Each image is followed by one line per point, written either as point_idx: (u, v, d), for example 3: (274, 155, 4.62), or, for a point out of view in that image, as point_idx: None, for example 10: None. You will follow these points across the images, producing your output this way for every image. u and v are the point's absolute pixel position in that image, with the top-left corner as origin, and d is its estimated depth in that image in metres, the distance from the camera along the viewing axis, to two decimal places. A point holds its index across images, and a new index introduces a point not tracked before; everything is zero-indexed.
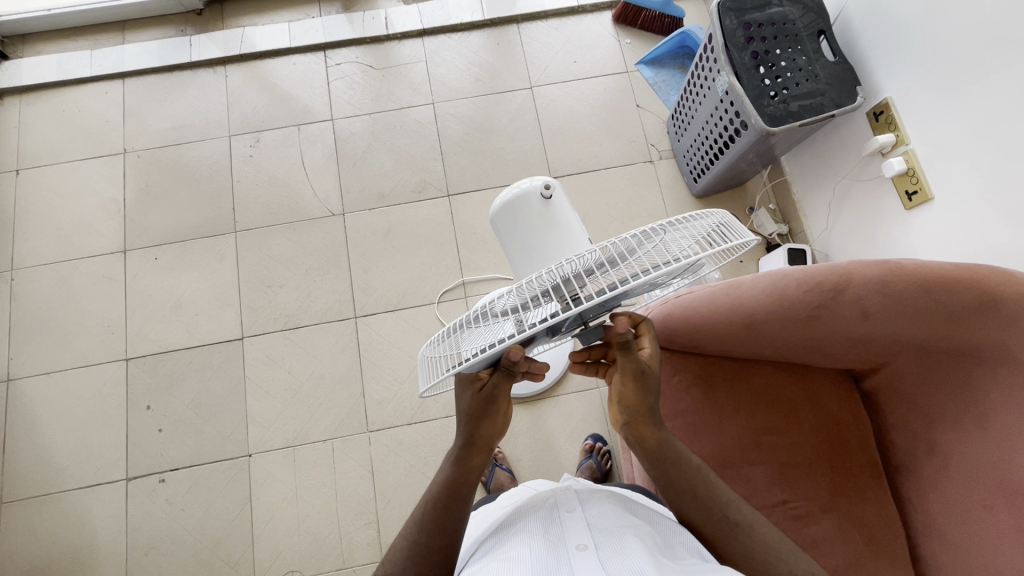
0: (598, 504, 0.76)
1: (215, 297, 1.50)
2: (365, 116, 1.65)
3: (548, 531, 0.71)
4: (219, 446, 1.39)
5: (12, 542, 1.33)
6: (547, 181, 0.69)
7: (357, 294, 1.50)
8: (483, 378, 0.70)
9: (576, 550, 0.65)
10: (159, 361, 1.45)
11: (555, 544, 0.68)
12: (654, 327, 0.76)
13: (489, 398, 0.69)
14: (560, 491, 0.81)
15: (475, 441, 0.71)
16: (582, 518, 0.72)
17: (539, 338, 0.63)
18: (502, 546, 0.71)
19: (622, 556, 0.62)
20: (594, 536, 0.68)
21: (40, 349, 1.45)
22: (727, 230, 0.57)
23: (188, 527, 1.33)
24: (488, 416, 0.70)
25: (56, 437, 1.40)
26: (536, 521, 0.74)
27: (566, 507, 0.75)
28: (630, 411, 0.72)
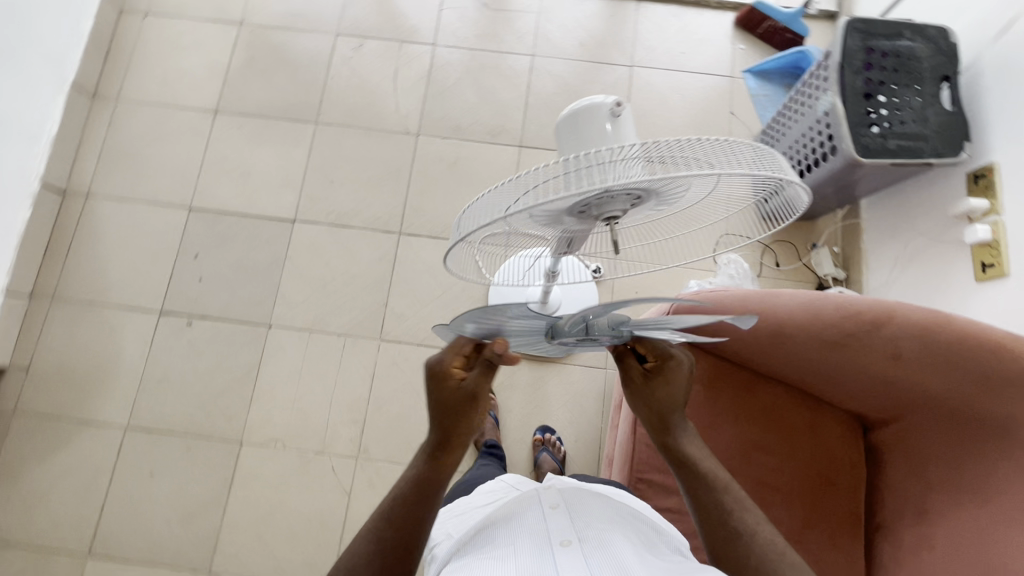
0: (580, 501, 0.79)
1: (282, 176, 1.58)
2: (466, 50, 1.68)
3: (529, 527, 0.73)
4: (246, 310, 1.48)
5: (51, 335, 1.47)
6: (619, 99, 0.67)
7: (407, 212, 1.55)
8: (459, 374, 0.65)
9: (557, 549, 0.68)
10: (216, 219, 1.55)
11: (538, 541, 0.70)
12: (670, 353, 0.69)
13: (465, 395, 0.64)
14: (539, 490, 0.83)
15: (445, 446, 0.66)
16: (566, 513, 0.75)
17: (546, 328, 0.64)
18: (483, 543, 0.72)
19: (603, 554, 0.66)
20: (577, 530, 0.72)
21: (121, 176, 1.58)
22: (776, 161, 0.59)
23: (199, 371, 1.44)
24: (461, 416, 0.65)
25: (112, 257, 1.52)
26: (519, 516, 0.76)
27: (547, 506, 0.77)
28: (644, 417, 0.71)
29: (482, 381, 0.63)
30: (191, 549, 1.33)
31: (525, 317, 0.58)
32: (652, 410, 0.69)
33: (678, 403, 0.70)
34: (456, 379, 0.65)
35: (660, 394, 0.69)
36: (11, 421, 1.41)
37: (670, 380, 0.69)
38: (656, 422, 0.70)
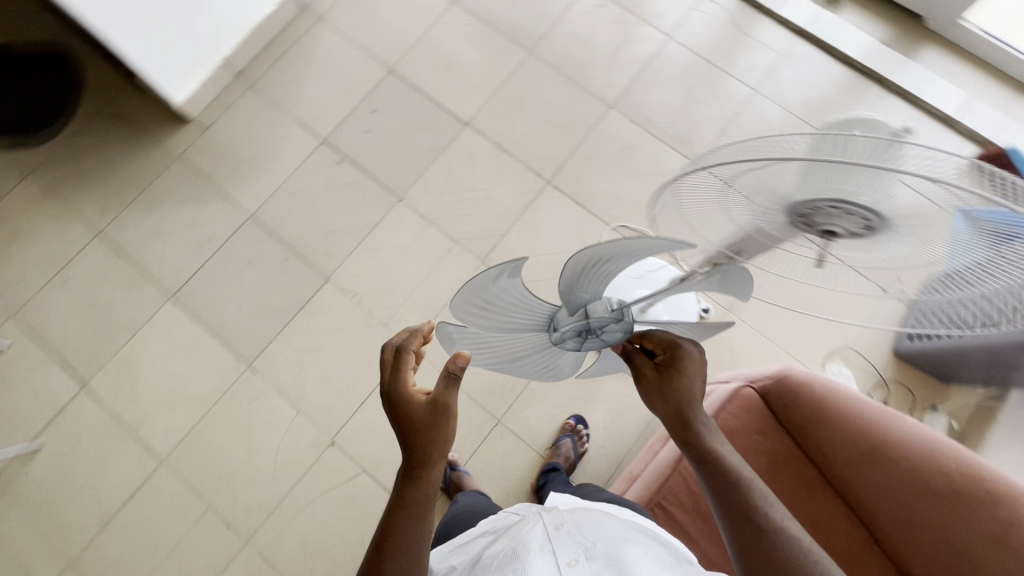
0: (582, 523, 0.83)
1: (476, 82, 1.66)
2: (695, 54, 1.67)
3: (536, 546, 0.77)
4: (389, 176, 1.59)
5: (235, 113, 1.65)
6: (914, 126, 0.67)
7: (564, 168, 1.58)
8: (423, 399, 0.65)
9: (567, 566, 0.74)
10: (406, 89, 1.66)
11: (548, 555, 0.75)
12: (671, 342, 0.68)
13: (433, 411, 0.64)
14: (540, 513, 0.87)
15: (416, 474, 0.63)
16: (568, 535, 0.80)
17: (547, 319, 0.66)
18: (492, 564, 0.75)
19: (612, 567, 0.72)
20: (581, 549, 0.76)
21: (352, 15, 1.73)
22: None
23: (327, 204, 1.57)
24: (432, 435, 0.63)
25: (310, 77, 1.67)
26: (525, 534, 0.80)
27: (550, 527, 0.82)
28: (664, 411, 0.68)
29: (444, 396, 0.64)
30: (247, 340, 1.48)
31: (523, 301, 0.60)
32: (669, 411, 0.67)
33: (694, 399, 0.67)
34: (422, 404, 0.65)
35: (679, 387, 0.67)
36: (174, 164, 1.61)
37: (680, 373, 0.67)
38: (675, 422, 0.67)
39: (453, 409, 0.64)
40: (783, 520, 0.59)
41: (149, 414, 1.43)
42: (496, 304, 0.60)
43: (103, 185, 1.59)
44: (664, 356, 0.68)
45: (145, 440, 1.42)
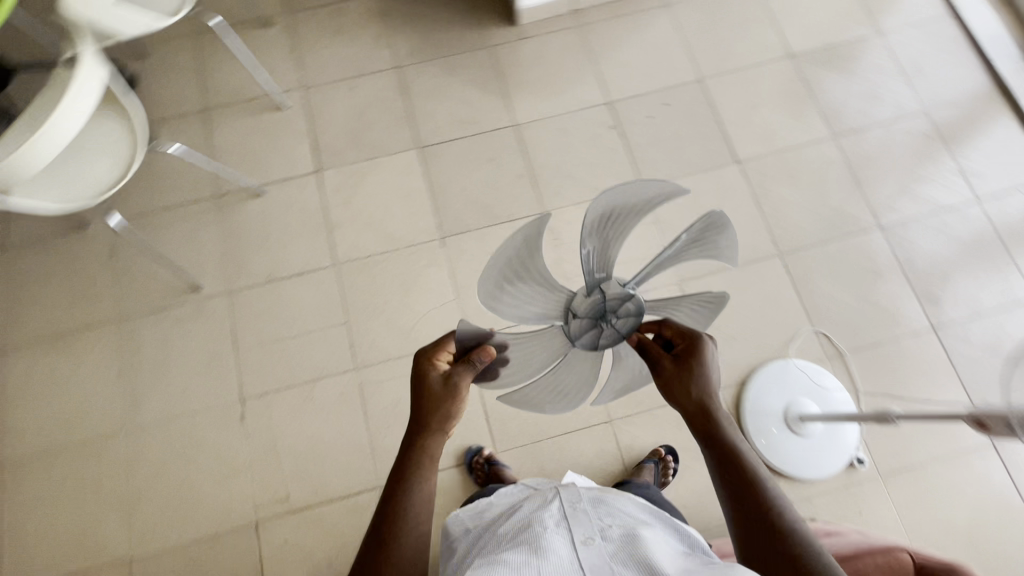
0: (601, 504, 0.79)
1: (767, 132, 1.66)
2: (992, 229, 1.55)
3: (552, 523, 0.73)
4: (644, 162, 1.63)
5: (552, 39, 1.77)
6: None
7: (801, 251, 1.54)
8: (443, 378, 0.78)
9: (582, 546, 0.69)
10: (702, 102, 1.69)
11: (564, 535, 0.71)
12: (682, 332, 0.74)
13: (449, 386, 0.77)
14: (558, 488, 0.82)
15: (420, 446, 0.79)
16: (582, 512, 0.75)
17: (565, 305, 0.70)
18: (506, 538, 0.73)
19: (627, 548, 0.67)
20: (594, 527, 0.72)
21: (694, 16, 1.79)
22: None
23: (580, 153, 1.65)
24: (447, 406, 0.78)
25: (629, 46, 1.76)
26: (538, 510, 0.77)
27: (568, 505, 0.77)
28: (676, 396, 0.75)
29: (461, 374, 0.76)
30: (453, 217, 1.59)
31: (547, 274, 0.66)
32: (695, 402, 0.74)
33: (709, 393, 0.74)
34: (441, 383, 0.78)
35: (697, 381, 0.73)
36: (483, 48, 1.76)
37: (700, 365, 0.73)
38: (698, 412, 0.74)
39: (461, 391, 0.77)
40: (791, 513, 0.68)
41: (349, 222, 1.59)
42: (527, 274, 0.65)
43: (423, 32, 1.78)
44: (682, 348, 0.74)
45: (332, 238, 1.58)
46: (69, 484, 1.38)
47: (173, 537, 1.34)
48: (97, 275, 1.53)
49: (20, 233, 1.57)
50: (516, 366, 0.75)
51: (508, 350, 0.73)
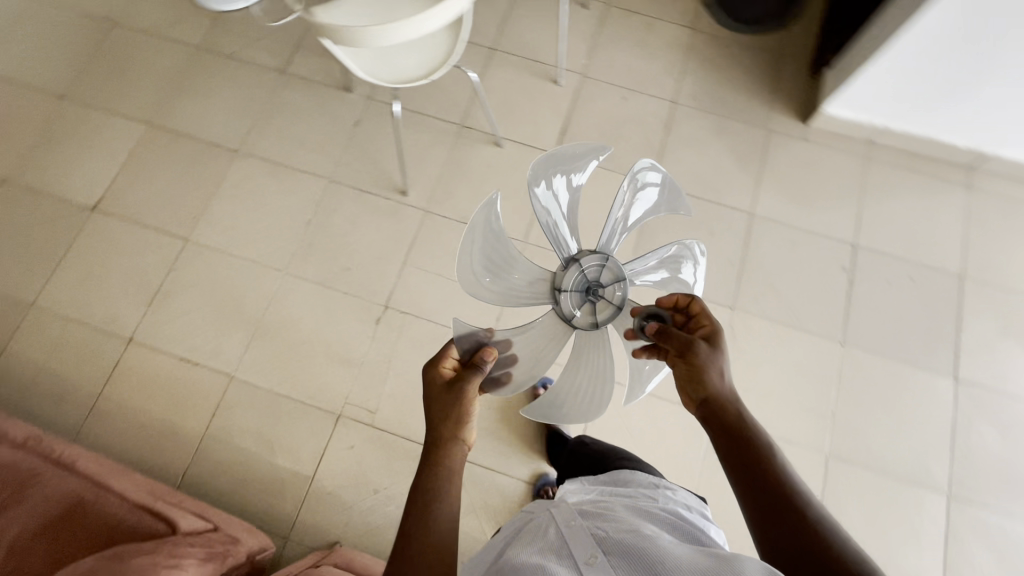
0: (596, 518, 0.75)
1: (1004, 369, 1.47)
2: None
3: (550, 547, 0.69)
4: (857, 323, 1.51)
5: (831, 157, 1.67)
6: None
7: (973, 508, 1.36)
8: (444, 378, 0.77)
9: (586, 564, 0.66)
10: (950, 300, 1.53)
11: (563, 557, 0.67)
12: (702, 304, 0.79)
13: (452, 387, 0.75)
14: (552, 506, 0.79)
15: (436, 459, 0.70)
16: (579, 529, 0.72)
17: (552, 281, 0.83)
18: (512, 568, 0.66)
19: (635, 555, 0.65)
20: (593, 542, 0.69)
21: (990, 214, 1.61)
22: None
23: (798, 277, 1.55)
24: (454, 410, 0.73)
25: (905, 204, 1.62)
26: (538, 535, 0.72)
27: (563, 523, 0.73)
28: (692, 373, 0.75)
29: (466, 373, 0.75)
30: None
31: (519, 264, 0.81)
32: (715, 392, 0.73)
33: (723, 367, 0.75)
34: (443, 386, 0.76)
35: (711, 358, 0.74)
36: (763, 128, 1.70)
37: (716, 350, 0.76)
38: (719, 395, 0.73)
39: (467, 392, 0.74)
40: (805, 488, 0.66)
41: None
42: (499, 244, 0.79)
43: (715, 84, 1.75)
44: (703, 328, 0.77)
45: (534, 218, 1.61)
46: (221, 288, 1.50)
47: (270, 384, 1.42)
48: (336, 136, 1.66)
49: (300, 69, 1.74)
50: (525, 361, 0.81)
51: (512, 348, 0.80)
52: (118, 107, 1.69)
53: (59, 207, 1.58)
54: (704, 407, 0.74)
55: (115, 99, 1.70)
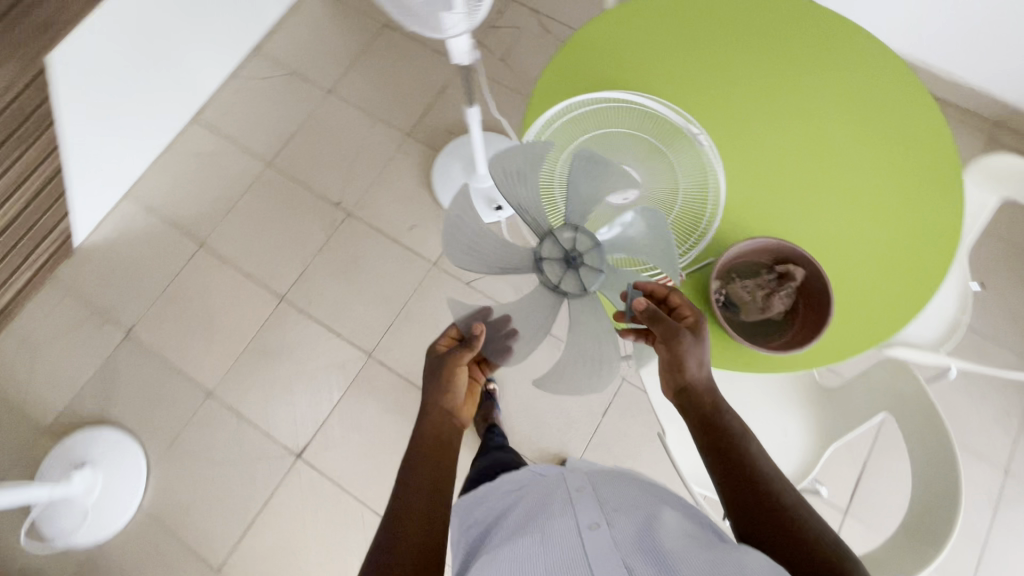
0: (607, 483, 0.73)
1: None
2: None
3: (557, 509, 0.68)
4: None
5: None
6: None
7: None
8: (442, 345, 0.79)
9: (589, 532, 0.63)
10: None
11: (568, 522, 0.65)
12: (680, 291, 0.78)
13: (444, 357, 0.76)
14: (564, 472, 0.77)
15: (427, 432, 0.74)
16: (589, 494, 0.69)
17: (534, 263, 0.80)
18: (516, 530, 0.67)
19: (644, 538, 0.60)
20: (602, 513, 0.66)
21: None
22: None
23: None
24: (448, 378, 0.76)
25: None
26: (545, 496, 0.72)
27: (573, 488, 0.71)
28: (668, 360, 0.77)
29: (462, 348, 0.75)
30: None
31: (499, 243, 0.78)
32: (694, 381, 0.76)
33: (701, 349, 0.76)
34: (438, 351, 0.78)
35: (686, 337, 0.75)
36: None
37: (699, 340, 0.76)
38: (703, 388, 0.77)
39: (459, 366, 0.76)
40: (787, 487, 0.69)
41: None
42: (482, 239, 0.77)
43: None
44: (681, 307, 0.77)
45: None
46: None
47: None
48: None
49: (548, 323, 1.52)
50: (527, 334, 0.78)
51: (511, 322, 0.77)
52: (341, 327, 1.50)
53: (262, 444, 1.40)
54: (682, 396, 0.78)
55: (339, 316, 1.52)
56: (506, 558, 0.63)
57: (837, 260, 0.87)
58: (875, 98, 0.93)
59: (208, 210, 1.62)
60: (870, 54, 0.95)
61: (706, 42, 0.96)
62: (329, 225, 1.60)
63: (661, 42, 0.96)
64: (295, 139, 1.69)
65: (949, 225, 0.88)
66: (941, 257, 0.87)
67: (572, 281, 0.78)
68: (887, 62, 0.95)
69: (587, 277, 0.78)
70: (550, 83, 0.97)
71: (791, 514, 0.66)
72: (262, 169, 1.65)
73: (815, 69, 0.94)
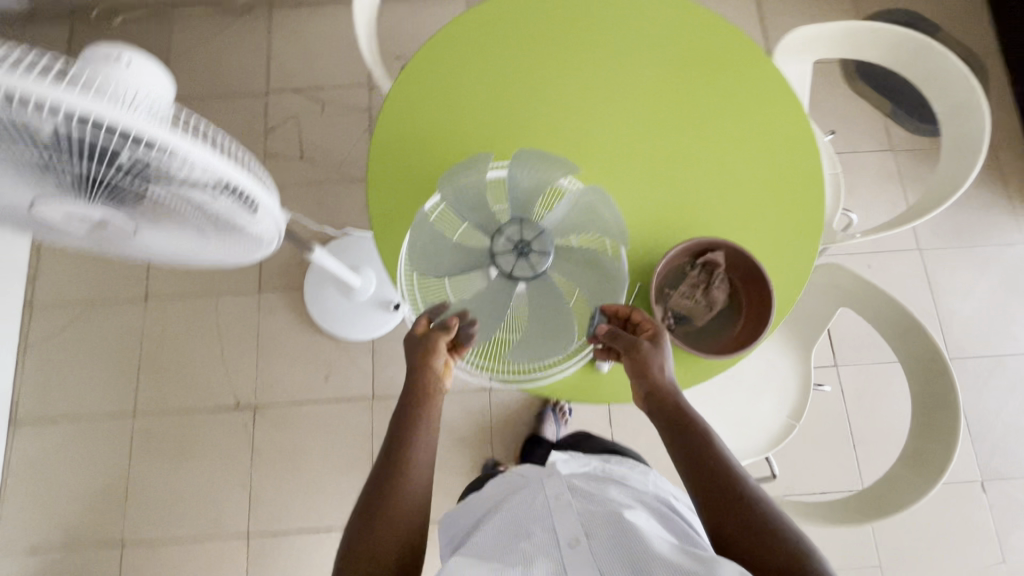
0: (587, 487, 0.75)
1: None
2: None
3: (535, 522, 0.69)
4: None
5: None
6: None
7: None
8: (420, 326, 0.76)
9: (567, 549, 0.65)
10: None
11: (549, 535, 0.67)
12: (639, 311, 0.76)
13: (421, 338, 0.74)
14: (543, 477, 0.78)
15: (412, 414, 0.74)
16: (569, 502, 0.71)
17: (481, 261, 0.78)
18: (489, 544, 0.68)
19: (617, 548, 0.63)
20: (582, 524, 0.67)
21: None
22: None
23: None
24: (425, 355, 0.73)
25: None
26: (523, 501, 0.74)
27: (551, 496, 0.72)
28: (632, 370, 0.74)
29: (436, 327, 0.74)
30: (995, 457, 1.43)
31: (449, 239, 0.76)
32: (659, 389, 0.72)
33: (665, 357, 0.74)
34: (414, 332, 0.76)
35: (646, 344, 0.73)
36: (1005, 244, 1.57)
37: (661, 350, 0.74)
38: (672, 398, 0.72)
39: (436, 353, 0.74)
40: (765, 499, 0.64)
41: (870, 450, 1.36)
42: (428, 235, 0.74)
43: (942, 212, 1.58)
44: (639, 318, 0.76)
45: (856, 456, 1.35)
46: None
47: None
48: None
49: None
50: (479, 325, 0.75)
51: (469, 315, 0.74)
52: (329, 516, 1.35)
53: None
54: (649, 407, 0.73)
55: (319, 507, 1.36)
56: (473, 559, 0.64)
57: (732, 217, 0.88)
58: (686, 52, 0.94)
59: (104, 501, 1.35)
60: (663, 14, 0.96)
61: (508, 66, 0.93)
62: (245, 431, 1.40)
63: (466, 85, 0.92)
64: (145, 368, 1.43)
65: (803, 136, 0.91)
66: (813, 167, 0.90)
67: (524, 267, 0.76)
68: (680, 17, 0.96)
69: (535, 271, 0.76)
70: (379, 164, 0.90)
71: (771, 526, 0.61)
72: (131, 422, 1.39)
73: (619, 44, 0.94)
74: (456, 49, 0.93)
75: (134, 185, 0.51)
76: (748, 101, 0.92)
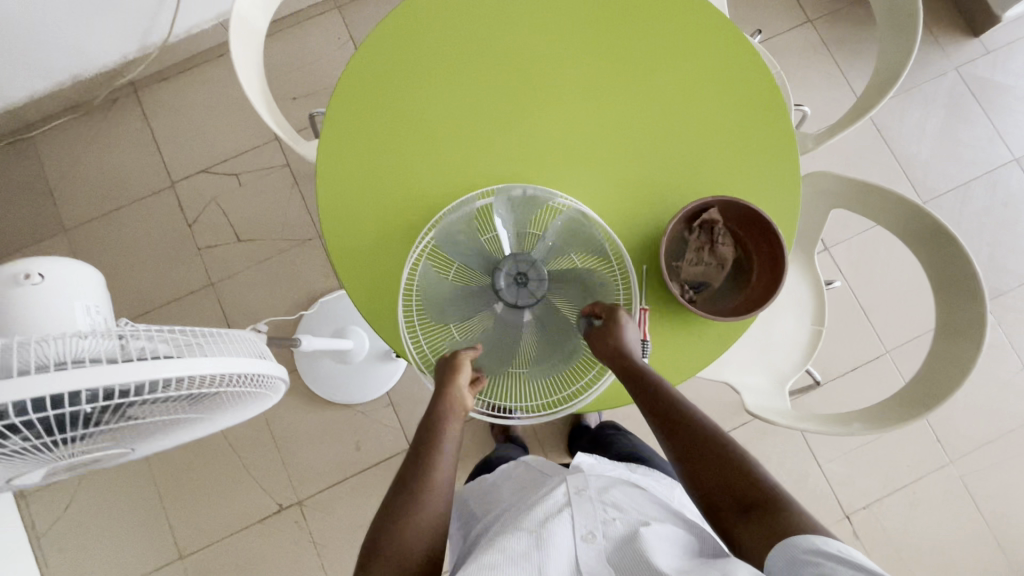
0: (609, 488, 0.78)
1: None
2: None
3: (552, 512, 0.72)
4: None
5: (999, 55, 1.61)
6: None
7: None
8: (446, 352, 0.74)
9: (581, 542, 0.68)
10: None
11: (566, 525, 0.70)
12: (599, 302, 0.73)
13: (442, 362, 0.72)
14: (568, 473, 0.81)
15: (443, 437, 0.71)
16: (591, 499, 0.74)
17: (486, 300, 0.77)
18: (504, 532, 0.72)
19: (627, 550, 0.66)
20: (600, 524, 0.71)
21: None
22: None
23: None
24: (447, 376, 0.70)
25: None
26: (547, 492, 0.78)
27: (573, 491, 0.76)
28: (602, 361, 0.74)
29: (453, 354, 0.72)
30: (988, 276, 1.51)
31: (452, 287, 0.75)
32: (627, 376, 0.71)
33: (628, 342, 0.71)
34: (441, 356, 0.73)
35: (598, 336, 0.71)
36: (938, 73, 1.60)
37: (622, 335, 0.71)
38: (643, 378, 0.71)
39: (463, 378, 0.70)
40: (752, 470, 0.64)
41: (883, 314, 1.41)
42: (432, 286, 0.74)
43: None
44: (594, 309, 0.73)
45: (873, 323, 1.40)
46: None
47: None
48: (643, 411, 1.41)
49: None
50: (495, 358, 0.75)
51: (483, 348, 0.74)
52: None
53: None
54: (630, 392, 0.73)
55: None
56: (488, 546, 0.69)
57: (711, 165, 0.84)
58: (612, 9, 0.87)
59: None
60: None
61: (432, 86, 0.85)
62: (300, 529, 1.35)
63: (398, 120, 0.84)
64: (173, 508, 1.36)
65: (750, 56, 0.87)
66: (769, 85, 0.87)
67: (527, 297, 0.76)
68: None
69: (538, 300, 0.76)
70: (340, 238, 0.82)
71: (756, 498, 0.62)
72: (182, 568, 1.32)
73: (541, 22, 0.87)
74: (368, 88, 0.85)
75: (110, 420, 0.46)
76: (687, 40, 0.87)
